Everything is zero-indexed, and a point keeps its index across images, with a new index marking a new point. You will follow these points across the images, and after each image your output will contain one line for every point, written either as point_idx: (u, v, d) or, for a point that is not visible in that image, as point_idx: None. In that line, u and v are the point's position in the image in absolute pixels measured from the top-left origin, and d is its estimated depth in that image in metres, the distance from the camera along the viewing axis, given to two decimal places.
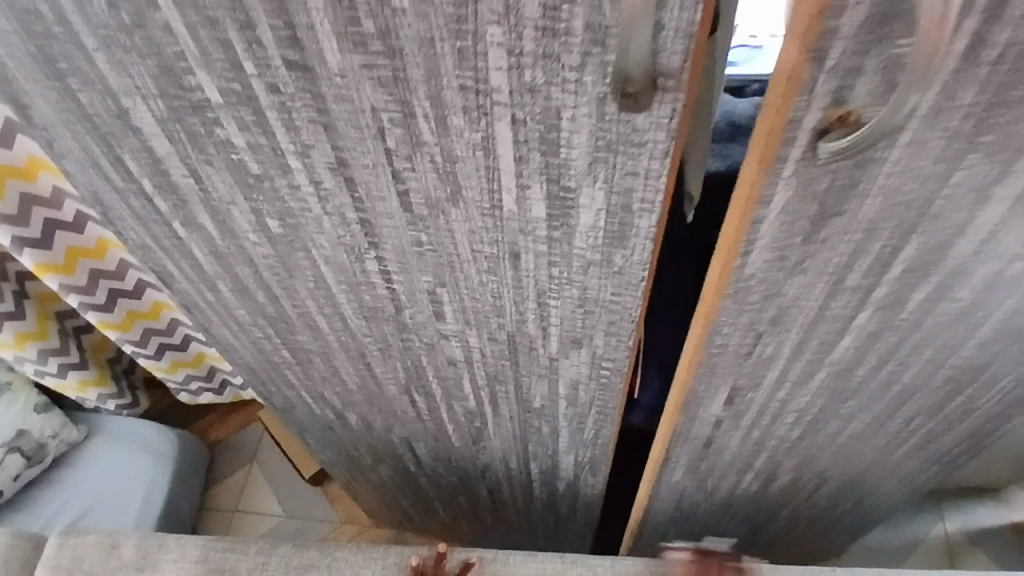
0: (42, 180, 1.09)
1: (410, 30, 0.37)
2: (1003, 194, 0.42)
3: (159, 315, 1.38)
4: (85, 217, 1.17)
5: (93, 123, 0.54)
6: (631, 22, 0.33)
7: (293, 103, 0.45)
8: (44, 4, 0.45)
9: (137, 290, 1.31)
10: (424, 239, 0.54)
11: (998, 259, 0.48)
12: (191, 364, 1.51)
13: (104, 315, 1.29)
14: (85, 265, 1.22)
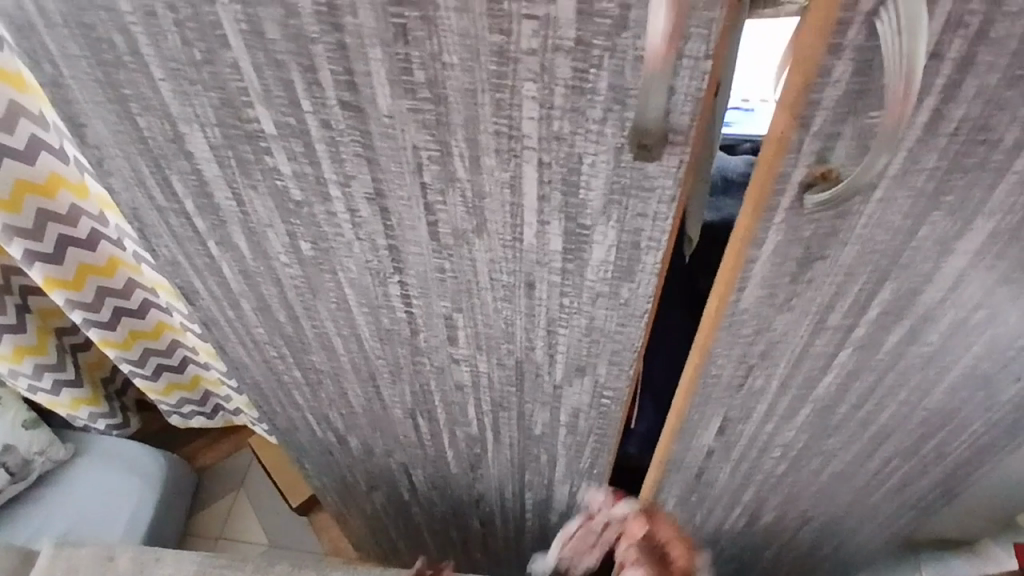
0: (61, 198, 1.10)
1: (456, 81, 0.43)
2: (965, 247, 0.48)
3: (161, 334, 1.38)
4: (99, 236, 1.18)
5: (147, 146, 0.58)
6: (649, 87, 0.39)
7: (342, 138, 0.50)
8: (119, 36, 0.49)
9: (141, 309, 1.32)
10: (448, 266, 0.59)
11: (963, 307, 0.53)
12: (185, 388, 1.51)
13: (107, 333, 1.30)
14: (94, 283, 1.22)
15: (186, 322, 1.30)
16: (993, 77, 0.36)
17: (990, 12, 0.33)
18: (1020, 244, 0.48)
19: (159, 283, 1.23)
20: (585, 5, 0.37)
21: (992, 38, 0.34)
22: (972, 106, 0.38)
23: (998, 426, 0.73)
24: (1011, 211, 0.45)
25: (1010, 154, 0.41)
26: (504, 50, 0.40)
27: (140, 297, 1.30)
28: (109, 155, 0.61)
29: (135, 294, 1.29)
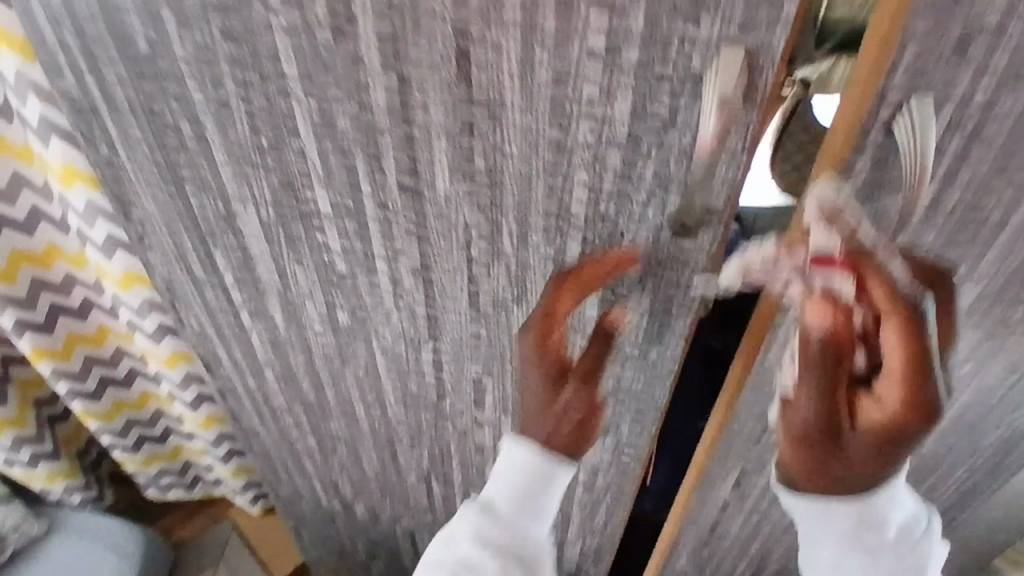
0: (57, 267, 1.06)
1: (514, 168, 0.48)
2: (956, 309, 0.54)
3: (145, 405, 1.29)
4: (91, 304, 1.13)
5: (195, 222, 0.61)
6: (695, 175, 0.44)
7: (395, 217, 0.54)
8: (186, 123, 0.53)
9: (127, 378, 1.24)
10: (483, 332, 0.63)
11: (954, 363, 0.59)
12: (167, 460, 1.40)
13: (91, 404, 1.22)
14: (82, 352, 1.16)
15: (177, 390, 1.22)
16: (978, 168, 0.43)
17: (982, 116, 0.40)
18: (1002, 306, 0.54)
19: (151, 349, 1.15)
20: (639, 107, 0.43)
21: (984, 136, 0.41)
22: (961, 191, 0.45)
23: (979, 474, 0.76)
24: (996, 276, 0.51)
25: (994, 232, 0.47)
26: (562, 143, 0.46)
27: (128, 366, 1.23)
28: (153, 231, 0.63)
29: (123, 363, 1.22)
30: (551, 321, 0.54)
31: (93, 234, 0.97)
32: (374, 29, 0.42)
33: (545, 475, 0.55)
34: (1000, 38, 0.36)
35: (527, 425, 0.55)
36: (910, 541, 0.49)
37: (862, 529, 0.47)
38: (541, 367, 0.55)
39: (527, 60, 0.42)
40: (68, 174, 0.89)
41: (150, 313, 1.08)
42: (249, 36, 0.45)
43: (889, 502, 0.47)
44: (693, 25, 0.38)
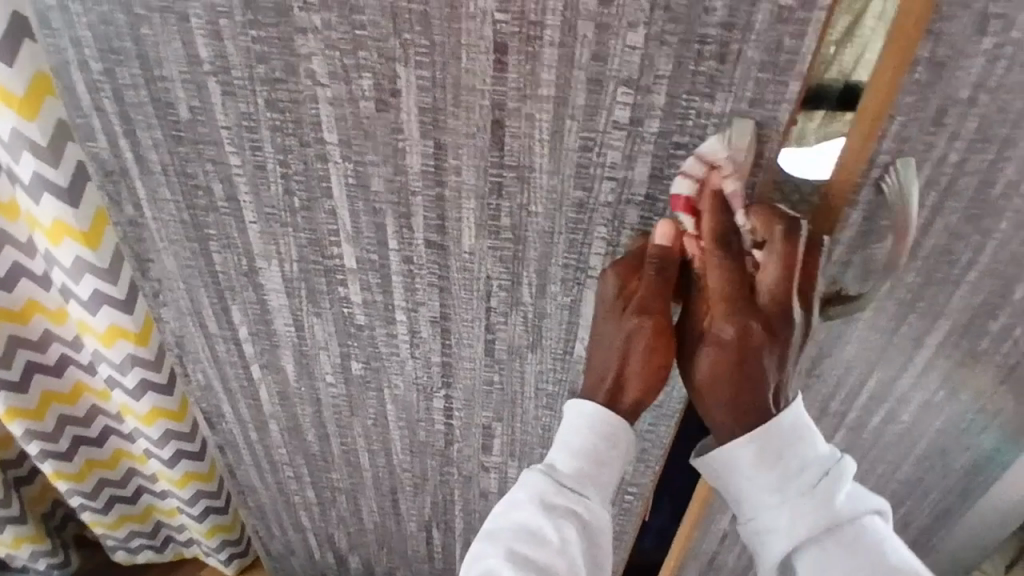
0: (36, 324, 0.90)
1: (538, 225, 0.52)
2: (931, 342, 0.60)
3: (118, 464, 1.09)
4: (68, 361, 0.95)
5: (215, 278, 0.63)
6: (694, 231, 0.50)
7: (419, 270, 0.57)
8: (219, 185, 0.55)
9: (100, 437, 1.05)
10: (496, 379, 0.65)
11: (928, 393, 0.65)
12: (138, 521, 1.18)
13: (63, 464, 1.03)
14: (56, 411, 0.98)
15: (175, 489, 1.04)
16: (952, 217, 0.50)
17: (955, 173, 0.47)
18: (971, 338, 0.60)
19: (127, 404, 0.91)
20: (657, 170, 0.48)
21: (956, 191, 0.48)
22: (934, 236, 0.51)
23: (952, 497, 0.81)
24: (965, 310, 0.57)
25: (964, 271, 0.54)
26: (584, 203, 0.50)
27: (103, 425, 1.04)
28: (169, 287, 0.65)
29: (98, 421, 1.03)
30: (620, 333, 0.53)
31: (77, 289, 0.76)
32: (416, 100, 0.47)
33: (586, 493, 0.52)
34: (971, 108, 0.43)
35: (567, 436, 0.53)
36: (822, 487, 0.48)
37: (761, 463, 0.49)
38: (602, 391, 0.55)
39: (557, 128, 0.46)
40: (55, 230, 0.70)
41: (145, 394, 0.89)
42: (295, 106, 0.49)
43: (794, 440, 0.49)
44: (708, 100, 0.44)
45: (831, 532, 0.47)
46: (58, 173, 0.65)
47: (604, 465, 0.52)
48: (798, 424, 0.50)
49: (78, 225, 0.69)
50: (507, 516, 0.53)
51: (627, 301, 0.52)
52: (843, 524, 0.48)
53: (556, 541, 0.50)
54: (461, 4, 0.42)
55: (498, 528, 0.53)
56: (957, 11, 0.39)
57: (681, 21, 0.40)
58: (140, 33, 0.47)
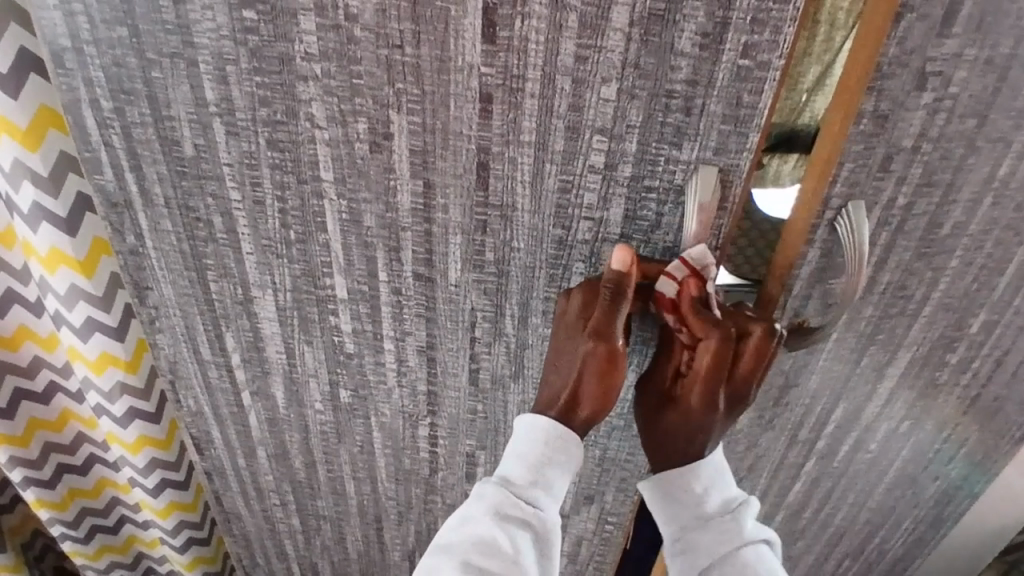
0: (25, 351, 0.91)
1: (520, 260, 0.55)
2: (893, 373, 0.63)
3: (102, 493, 1.10)
4: (57, 388, 0.97)
5: (210, 306, 0.65)
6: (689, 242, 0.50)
7: (408, 301, 0.60)
8: (219, 218, 0.58)
9: (84, 466, 1.06)
10: (480, 407, 0.68)
11: (895, 421, 0.68)
12: (118, 552, 1.17)
13: (45, 493, 1.02)
14: (40, 439, 0.99)
15: (157, 519, 1.04)
16: (906, 255, 0.54)
17: (905, 215, 0.51)
18: (931, 368, 0.63)
19: (114, 432, 0.92)
20: (631, 212, 0.51)
21: (906, 231, 0.52)
22: (892, 274, 0.55)
23: (924, 526, 0.83)
24: (923, 343, 0.61)
25: (919, 304, 0.58)
26: (563, 240, 0.53)
27: (88, 452, 1.05)
28: (166, 313, 0.67)
29: (82, 449, 1.04)
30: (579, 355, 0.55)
31: (71, 318, 0.77)
32: (407, 142, 0.50)
33: (540, 503, 0.53)
34: (915, 155, 0.47)
35: (521, 447, 0.55)
36: (729, 522, 0.55)
37: (683, 492, 0.56)
38: (554, 408, 0.56)
39: (538, 171, 0.50)
40: (52, 259, 0.72)
41: (133, 421, 0.90)
42: (294, 146, 0.52)
43: (710, 477, 0.56)
44: (677, 148, 0.47)
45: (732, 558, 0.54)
46: (58, 206, 0.67)
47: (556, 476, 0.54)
48: (714, 470, 0.57)
49: (76, 253, 0.71)
50: (463, 528, 0.54)
51: (586, 321, 0.54)
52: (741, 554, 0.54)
53: (509, 551, 0.51)
54: (449, 58, 0.46)
55: (453, 539, 0.54)
56: (896, 69, 0.43)
57: (650, 77, 0.44)
58: (151, 76, 0.51)
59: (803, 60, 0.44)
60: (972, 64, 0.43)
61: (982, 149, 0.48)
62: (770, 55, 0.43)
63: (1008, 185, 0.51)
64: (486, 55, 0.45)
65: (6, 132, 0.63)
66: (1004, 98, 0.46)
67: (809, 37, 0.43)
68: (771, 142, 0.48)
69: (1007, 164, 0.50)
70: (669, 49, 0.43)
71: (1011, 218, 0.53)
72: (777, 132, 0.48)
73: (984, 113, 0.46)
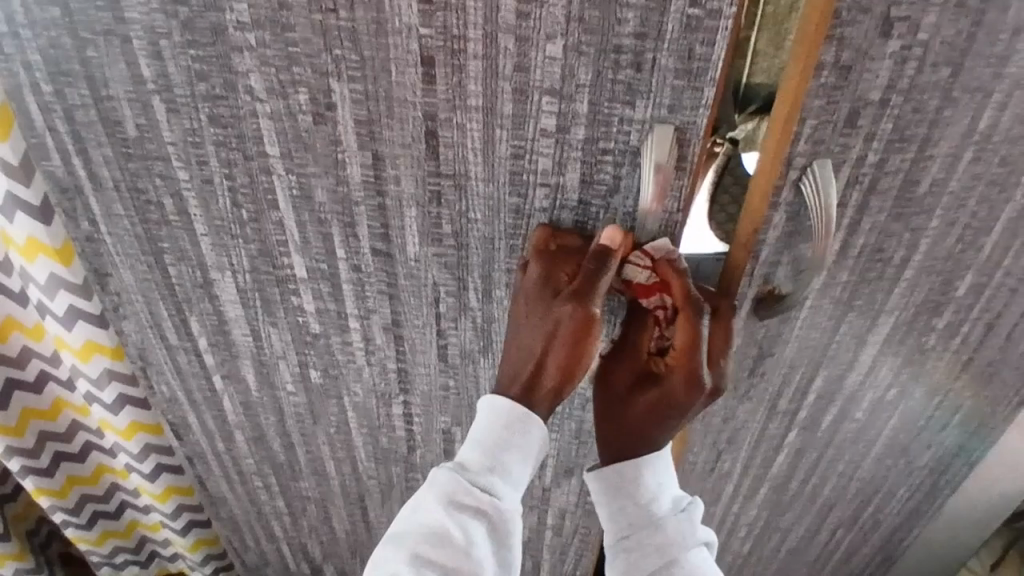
0: (13, 341, 0.90)
1: (479, 232, 0.54)
2: (874, 338, 0.61)
3: (100, 479, 1.10)
4: (48, 376, 0.96)
5: (172, 291, 0.64)
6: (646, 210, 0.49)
7: (368, 278, 0.59)
8: (170, 200, 0.57)
9: (81, 453, 1.06)
10: (452, 383, 0.67)
11: (879, 387, 0.66)
12: (121, 537, 1.18)
13: (44, 482, 1.02)
14: (35, 428, 0.97)
15: (156, 504, 1.04)
16: (881, 215, 0.52)
17: (876, 173, 0.49)
18: (916, 330, 0.62)
19: (107, 419, 0.92)
20: (587, 176, 0.49)
21: (880, 190, 0.50)
22: (868, 235, 0.53)
23: (918, 492, 0.82)
24: (907, 307, 0.59)
25: (898, 267, 0.56)
26: (520, 209, 0.52)
27: (84, 440, 1.05)
28: (129, 300, 0.66)
29: (78, 437, 1.04)
30: (544, 331, 0.52)
31: (53, 305, 0.77)
32: (352, 113, 0.48)
33: (495, 491, 0.51)
34: (883, 108, 0.45)
35: (479, 433, 0.52)
36: (674, 526, 0.55)
37: (633, 488, 0.55)
38: (517, 385, 0.54)
39: (488, 137, 0.48)
40: (29, 247, 0.71)
41: (124, 408, 0.90)
42: (236, 121, 0.50)
43: (660, 477, 0.56)
44: (630, 107, 0.45)
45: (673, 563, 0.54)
46: (30, 193, 0.67)
47: (512, 463, 0.52)
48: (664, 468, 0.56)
49: (51, 241, 0.70)
50: (416, 516, 0.52)
51: (555, 291, 0.52)
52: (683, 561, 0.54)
53: (461, 541, 0.50)
54: (386, 20, 0.43)
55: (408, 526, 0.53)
56: (857, 16, 0.40)
57: (596, 32, 0.42)
58: (86, 55, 0.49)
59: (789, 15, 0.47)
60: (942, 8, 0.41)
61: (959, 100, 0.46)
62: (721, 3, 0.40)
63: (990, 139, 0.49)
64: (424, 16, 0.43)
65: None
66: (980, 45, 0.43)
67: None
68: (754, 104, 0.51)
69: (988, 116, 0.47)
70: (614, 1, 0.41)
71: (994, 173, 0.51)
72: (759, 94, 0.51)
73: (959, 61, 0.44)
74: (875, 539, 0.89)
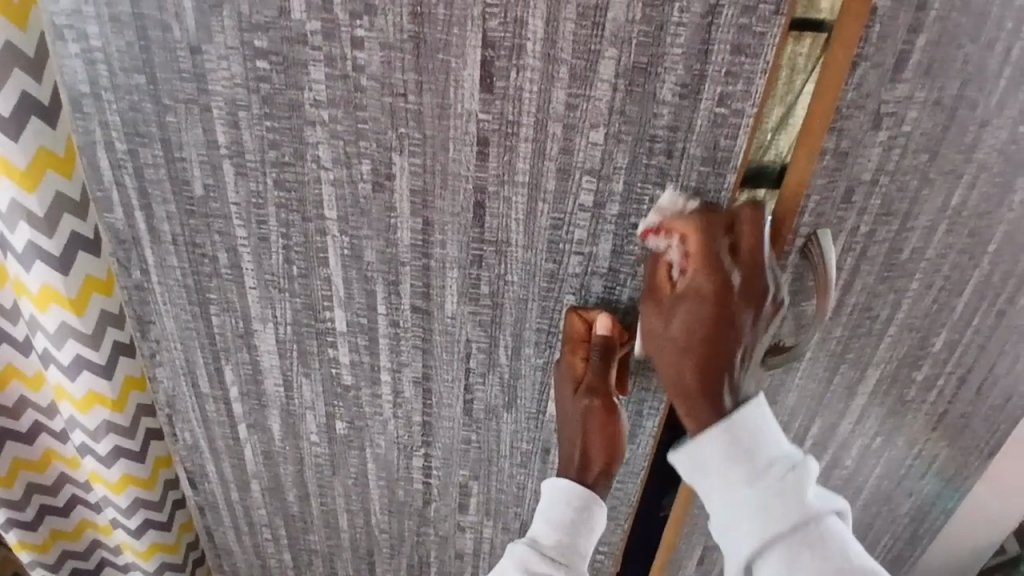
0: (10, 390, 0.90)
1: (514, 293, 0.58)
2: (863, 389, 0.67)
3: (82, 535, 1.07)
4: (39, 428, 0.95)
5: (211, 340, 0.67)
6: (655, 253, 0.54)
7: (405, 333, 0.63)
8: (225, 255, 0.61)
9: (65, 507, 1.03)
10: (473, 438, 0.70)
11: (866, 436, 0.71)
12: None
13: (27, 535, 1.01)
14: (24, 479, 0.97)
15: (139, 560, 1.03)
16: (871, 278, 0.58)
17: (866, 241, 0.56)
18: (899, 384, 0.67)
19: (98, 471, 0.92)
20: (618, 247, 0.55)
21: (869, 257, 0.57)
22: (858, 295, 0.59)
23: (901, 542, 0.86)
24: (890, 361, 0.65)
25: (884, 324, 0.62)
26: (554, 274, 0.57)
27: (70, 494, 1.02)
28: (167, 347, 0.69)
29: (63, 490, 1.02)
30: (578, 418, 0.61)
31: (59, 354, 0.78)
32: (409, 183, 0.53)
33: (566, 563, 0.56)
34: (873, 187, 0.52)
35: (548, 511, 0.58)
36: (781, 462, 0.49)
37: (728, 455, 0.50)
38: (571, 469, 0.62)
39: (531, 210, 0.53)
40: (43, 296, 0.73)
41: (118, 461, 0.89)
42: (300, 185, 0.55)
43: (756, 430, 0.51)
44: (660, 188, 0.51)
45: (798, 530, 0.47)
46: (51, 244, 0.69)
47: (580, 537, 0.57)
48: (762, 421, 0.51)
49: (67, 292, 0.72)
50: None
51: (577, 385, 0.60)
52: (808, 524, 0.47)
53: None
54: (450, 106, 0.49)
55: None
56: (852, 111, 0.48)
57: (634, 123, 0.48)
58: (166, 120, 0.54)
59: (771, 99, 0.48)
60: (921, 105, 0.48)
61: (935, 181, 0.53)
62: (744, 104, 0.47)
63: (960, 214, 0.56)
64: (484, 103, 0.49)
65: (6, 172, 0.64)
66: (953, 135, 0.50)
67: (774, 83, 0.47)
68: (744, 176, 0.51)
69: (959, 194, 0.54)
70: (651, 98, 0.47)
71: (964, 244, 0.58)
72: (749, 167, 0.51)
73: (935, 149, 0.51)
74: None
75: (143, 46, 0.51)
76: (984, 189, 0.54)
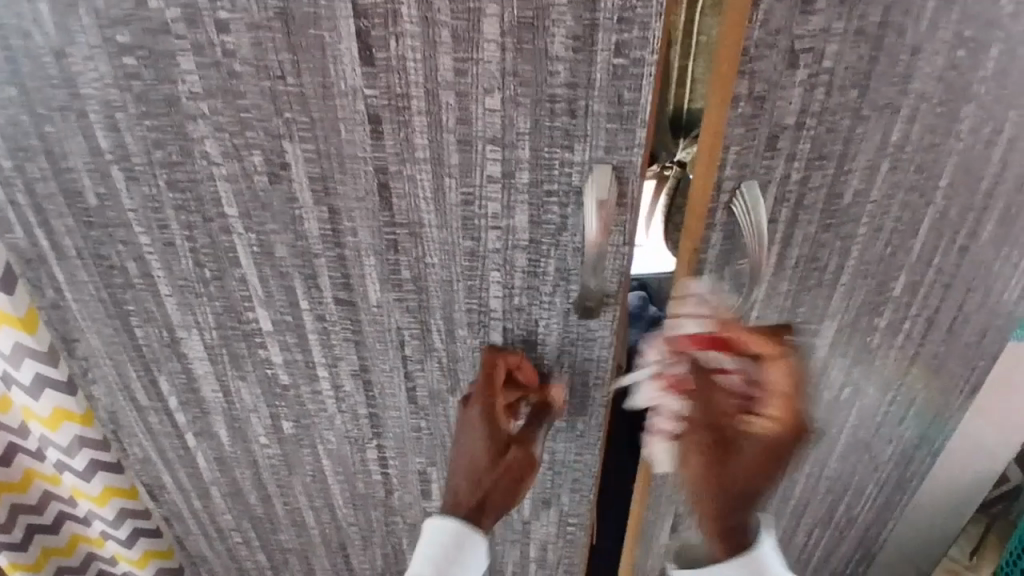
0: None
1: (438, 276, 0.55)
2: (821, 341, 0.65)
3: (76, 549, 1.06)
4: (15, 449, 0.92)
5: (139, 353, 0.65)
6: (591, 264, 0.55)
7: (333, 327, 0.60)
8: (134, 265, 0.58)
9: (55, 524, 1.01)
10: (423, 425, 0.68)
11: (832, 387, 0.69)
12: None
13: (19, 556, 0.99)
14: (6, 502, 0.95)
15: (135, 569, 1.01)
16: (813, 227, 0.55)
17: (801, 189, 0.53)
18: (860, 331, 0.65)
19: (79, 486, 0.90)
20: (535, 217, 0.52)
21: (807, 206, 0.54)
22: (802, 246, 0.56)
23: (889, 488, 0.85)
24: (848, 309, 0.63)
25: (834, 273, 0.59)
26: (474, 251, 0.54)
27: (57, 511, 1.00)
28: (97, 364, 0.66)
29: (50, 507, 1.00)
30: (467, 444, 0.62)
31: (19, 375, 0.76)
32: (306, 170, 0.50)
33: None
34: (800, 131, 0.49)
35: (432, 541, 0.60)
36: None
37: None
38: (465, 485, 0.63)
39: (438, 186, 0.50)
40: None
41: (97, 474, 0.87)
42: (194, 184, 0.52)
43: None
44: (568, 151, 0.48)
45: None
46: None
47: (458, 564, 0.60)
48: None
49: (14, 310, 0.69)
50: None
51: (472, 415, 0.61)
52: None
53: None
54: (332, 83, 0.46)
55: None
56: (764, 51, 0.44)
57: (529, 83, 0.45)
58: (44, 130, 0.51)
59: None
60: (842, 37, 0.45)
61: (870, 118, 0.50)
62: (642, 51, 0.43)
63: (903, 150, 0.53)
64: (368, 78, 0.45)
65: None
66: (884, 66, 0.47)
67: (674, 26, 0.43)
68: None
69: (898, 130, 0.51)
70: (543, 55, 0.44)
71: (913, 180, 0.55)
72: None
73: (865, 83, 0.48)
74: (853, 536, 0.91)
75: (7, 55, 0.47)
76: (927, 120, 0.51)
